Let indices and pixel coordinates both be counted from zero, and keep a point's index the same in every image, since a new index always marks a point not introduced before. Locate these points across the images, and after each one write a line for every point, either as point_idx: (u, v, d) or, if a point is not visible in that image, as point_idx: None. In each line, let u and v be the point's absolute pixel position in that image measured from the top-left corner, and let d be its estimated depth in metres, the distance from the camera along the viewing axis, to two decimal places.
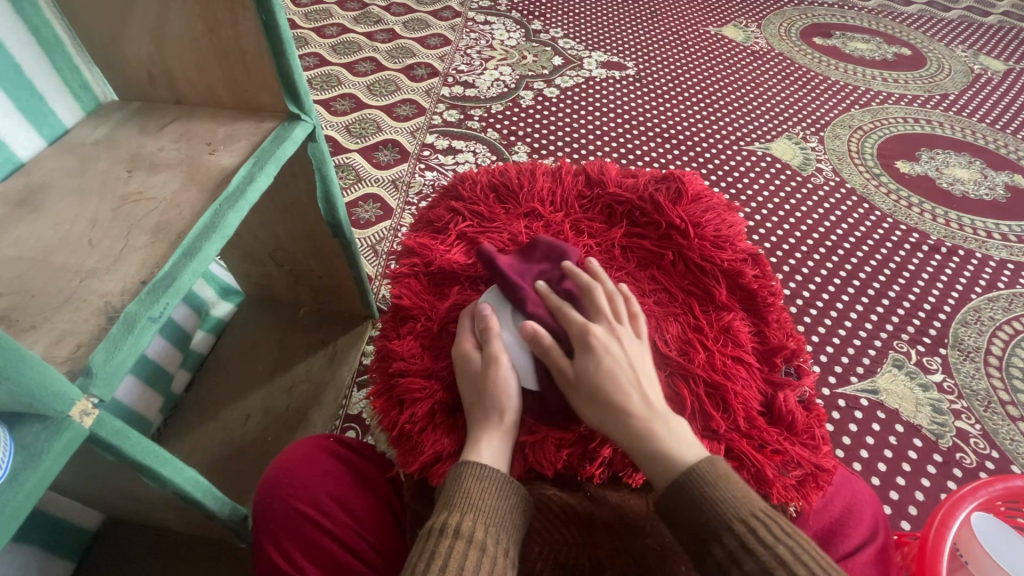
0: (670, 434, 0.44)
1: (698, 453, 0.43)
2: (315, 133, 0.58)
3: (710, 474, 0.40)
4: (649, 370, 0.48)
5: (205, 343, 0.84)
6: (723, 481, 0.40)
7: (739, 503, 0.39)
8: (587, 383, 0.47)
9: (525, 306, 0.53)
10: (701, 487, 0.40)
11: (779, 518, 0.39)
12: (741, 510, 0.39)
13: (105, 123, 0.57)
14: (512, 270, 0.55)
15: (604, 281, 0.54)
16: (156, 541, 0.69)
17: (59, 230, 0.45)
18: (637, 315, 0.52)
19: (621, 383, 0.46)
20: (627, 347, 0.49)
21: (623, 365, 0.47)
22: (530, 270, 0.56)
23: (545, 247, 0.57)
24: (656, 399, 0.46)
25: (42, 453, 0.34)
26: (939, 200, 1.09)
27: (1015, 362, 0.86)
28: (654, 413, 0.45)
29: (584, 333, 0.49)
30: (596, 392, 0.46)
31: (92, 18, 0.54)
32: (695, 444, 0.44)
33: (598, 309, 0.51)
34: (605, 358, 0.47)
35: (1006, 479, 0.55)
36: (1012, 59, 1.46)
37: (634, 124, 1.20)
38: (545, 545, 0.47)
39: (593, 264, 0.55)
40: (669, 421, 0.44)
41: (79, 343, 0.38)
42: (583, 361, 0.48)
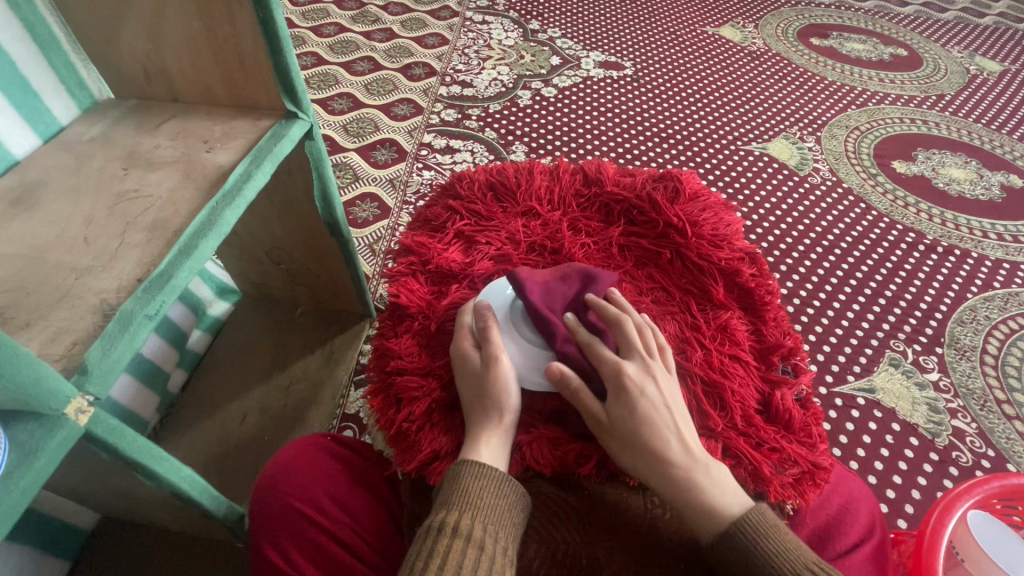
0: (715, 484, 0.43)
1: (743, 502, 0.43)
2: (312, 130, 0.58)
3: (763, 526, 0.41)
4: (683, 410, 0.47)
5: (202, 342, 0.84)
6: (776, 530, 0.41)
7: (794, 558, 0.40)
8: (626, 431, 0.45)
9: (555, 342, 0.51)
10: (755, 540, 0.40)
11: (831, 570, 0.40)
12: (798, 565, 0.39)
13: (102, 120, 0.57)
14: (541, 302, 0.53)
15: (630, 312, 0.52)
16: (152, 542, 0.68)
17: (54, 228, 0.45)
18: (665, 349, 0.51)
19: (661, 431, 0.45)
20: (662, 387, 0.47)
21: (662, 409, 0.46)
22: (559, 300, 0.54)
23: (577, 273, 0.55)
24: (696, 445, 0.45)
25: (37, 451, 0.34)
26: (935, 200, 1.09)
27: (1010, 360, 0.86)
28: (697, 463, 0.44)
29: (618, 375, 0.47)
30: (636, 442, 0.45)
31: (88, 15, 0.54)
32: (737, 491, 0.44)
33: (630, 346, 0.49)
34: (643, 403, 0.46)
35: (1002, 477, 0.55)
36: (1007, 60, 1.46)
37: (632, 124, 1.20)
38: (543, 544, 0.46)
39: (616, 295, 0.54)
40: (712, 468, 0.44)
41: (75, 341, 0.38)
42: (620, 405, 0.46)
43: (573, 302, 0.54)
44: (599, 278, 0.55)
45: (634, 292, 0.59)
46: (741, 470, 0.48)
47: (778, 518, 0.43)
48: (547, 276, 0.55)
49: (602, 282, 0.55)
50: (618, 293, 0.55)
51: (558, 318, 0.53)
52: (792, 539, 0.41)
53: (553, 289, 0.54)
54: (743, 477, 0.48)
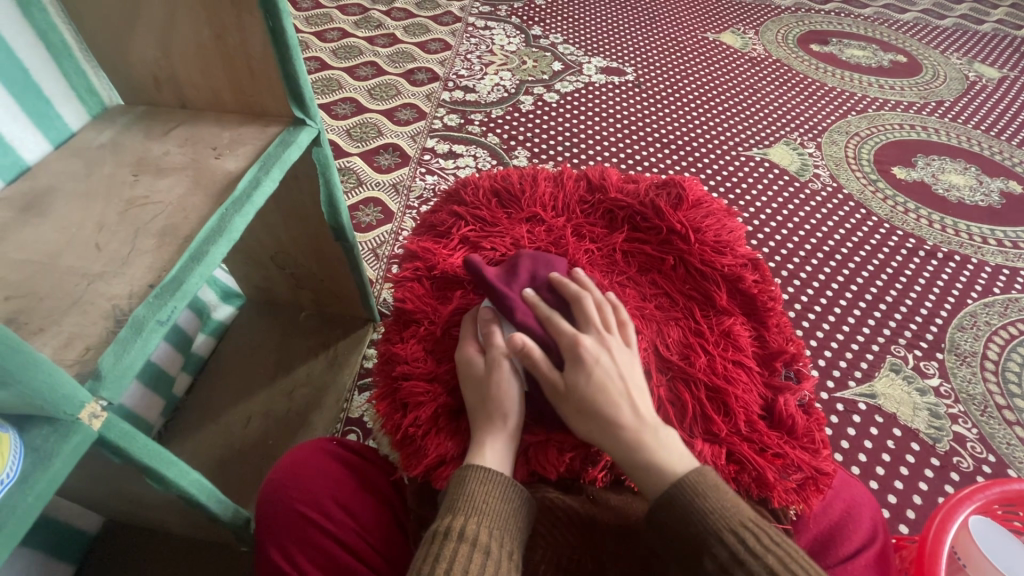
0: (661, 445, 0.44)
1: (688, 464, 0.43)
2: (320, 137, 0.59)
3: (701, 482, 0.41)
4: (638, 380, 0.48)
5: (206, 346, 0.84)
6: (714, 489, 0.41)
7: (728, 515, 0.39)
8: (578, 395, 0.47)
9: (515, 315, 0.52)
10: (692, 497, 0.40)
11: (769, 529, 0.39)
12: (733, 521, 0.39)
13: (111, 127, 0.57)
14: (497, 279, 0.55)
15: (592, 291, 0.54)
16: (155, 546, 0.68)
17: (65, 233, 0.46)
18: (625, 323, 0.52)
19: (612, 395, 0.46)
20: (617, 357, 0.49)
21: (615, 376, 0.47)
22: (517, 278, 0.56)
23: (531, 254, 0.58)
24: (647, 411, 0.46)
25: (52, 455, 0.34)
26: (935, 206, 1.10)
27: (1011, 366, 0.87)
28: (646, 425, 0.45)
29: (575, 345, 0.49)
30: (588, 406, 0.46)
31: (99, 24, 0.55)
32: (684, 454, 0.44)
33: (588, 320, 0.51)
34: (597, 370, 0.48)
35: (1003, 482, 0.56)
36: (1006, 66, 1.47)
37: (633, 129, 1.21)
38: (548, 549, 0.46)
39: (581, 275, 0.56)
40: (659, 432, 0.45)
41: (88, 346, 0.38)
42: (574, 372, 0.48)
43: (532, 281, 0.56)
44: (551, 261, 0.58)
45: (637, 298, 0.59)
46: (744, 475, 0.48)
47: (723, 482, 0.43)
48: (506, 263, 0.58)
49: (554, 265, 0.58)
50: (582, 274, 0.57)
51: (517, 294, 0.54)
52: (730, 499, 0.41)
53: (514, 271, 0.57)
54: (746, 482, 0.48)
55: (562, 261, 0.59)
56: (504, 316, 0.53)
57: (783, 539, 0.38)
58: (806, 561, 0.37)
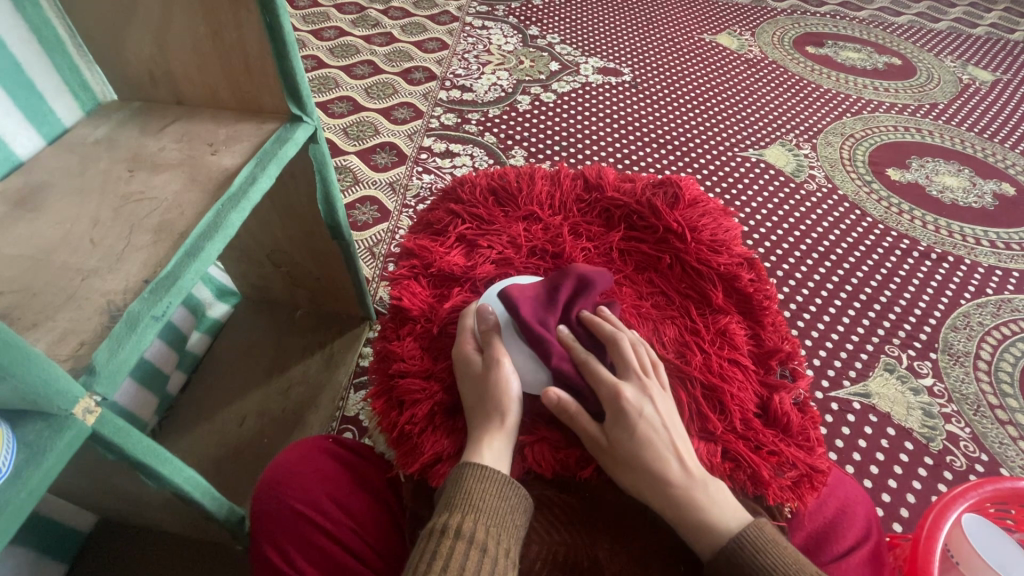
0: (713, 501, 0.43)
1: (740, 517, 0.43)
2: (316, 134, 0.59)
3: (760, 539, 0.41)
4: (680, 428, 0.47)
5: (201, 344, 0.84)
6: (774, 545, 0.41)
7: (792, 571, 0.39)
8: (625, 452, 0.45)
9: (551, 360, 0.51)
10: (753, 556, 0.40)
11: None
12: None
13: (106, 122, 0.57)
14: (534, 317, 0.53)
15: (624, 331, 0.53)
16: (150, 544, 0.68)
17: (60, 229, 0.45)
18: (658, 364, 0.51)
19: (660, 451, 0.45)
20: (659, 406, 0.48)
21: (659, 428, 0.46)
22: (552, 312, 0.54)
23: (567, 283, 0.55)
24: (694, 462, 0.45)
25: (45, 451, 0.34)
26: (928, 207, 1.11)
27: (1003, 366, 0.87)
28: (696, 480, 0.44)
29: (615, 396, 0.48)
30: (637, 464, 0.45)
31: (93, 18, 0.55)
32: (735, 506, 0.44)
33: (626, 365, 0.50)
34: (641, 423, 0.46)
35: (995, 480, 0.56)
36: (999, 69, 1.48)
37: (630, 129, 1.21)
38: (543, 546, 0.46)
39: (607, 313, 0.54)
40: (709, 486, 0.44)
41: (82, 341, 0.38)
42: (618, 427, 0.46)
43: (566, 315, 0.55)
44: (594, 285, 0.56)
45: (634, 296, 0.59)
46: (740, 473, 0.48)
47: (777, 531, 0.43)
48: (537, 291, 0.55)
49: (597, 288, 0.56)
50: (607, 308, 0.56)
51: (552, 333, 0.53)
52: (792, 552, 0.40)
53: (545, 304, 0.54)
54: (742, 480, 0.48)
55: (605, 279, 0.57)
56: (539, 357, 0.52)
57: None
58: None
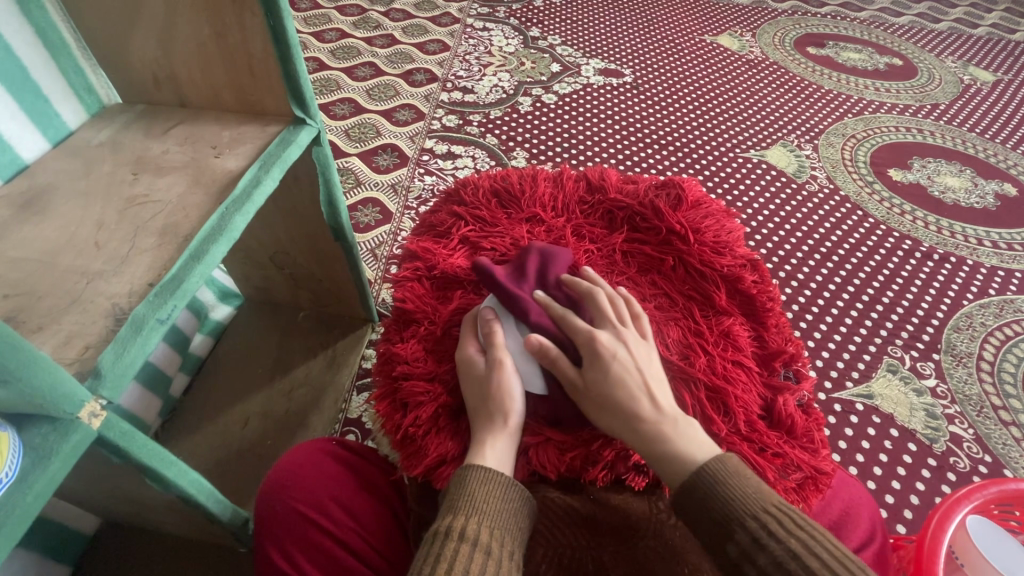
0: (682, 435, 0.44)
1: (709, 450, 0.44)
2: (320, 137, 0.59)
3: (723, 470, 0.41)
4: (656, 372, 0.49)
5: (204, 346, 0.84)
6: (735, 476, 0.41)
7: (751, 497, 0.40)
8: (598, 391, 0.47)
9: (528, 317, 0.53)
10: (713, 485, 0.41)
11: (791, 513, 0.39)
12: (755, 506, 0.39)
13: (110, 125, 0.57)
14: (507, 279, 0.55)
15: (603, 286, 0.55)
16: (153, 547, 0.68)
17: (65, 232, 0.46)
18: (639, 317, 0.53)
19: (631, 389, 0.46)
20: (634, 351, 0.49)
21: (633, 370, 0.48)
22: (527, 278, 0.56)
23: (531, 257, 0.58)
24: (667, 402, 0.46)
25: (52, 454, 0.34)
26: (930, 208, 1.11)
27: (1006, 367, 0.87)
28: (666, 417, 0.45)
29: (590, 340, 0.49)
30: (609, 401, 0.46)
31: (98, 23, 0.55)
32: (707, 442, 0.44)
33: (602, 315, 0.52)
34: (614, 364, 0.48)
35: (1000, 482, 0.56)
36: (1000, 70, 1.48)
37: (631, 130, 1.21)
38: (548, 548, 0.47)
39: (588, 272, 0.56)
40: (680, 422, 0.45)
41: (87, 345, 0.38)
42: (592, 369, 0.48)
43: (542, 281, 0.56)
44: (560, 255, 0.58)
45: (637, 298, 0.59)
46: None
47: (745, 466, 0.43)
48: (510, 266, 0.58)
49: (564, 258, 0.59)
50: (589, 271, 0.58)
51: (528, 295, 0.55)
52: (754, 485, 0.41)
53: (519, 273, 0.57)
54: None
55: (567, 254, 0.59)
56: (516, 316, 0.54)
57: (807, 523, 0.38)
58: (830, 544, 0.37)
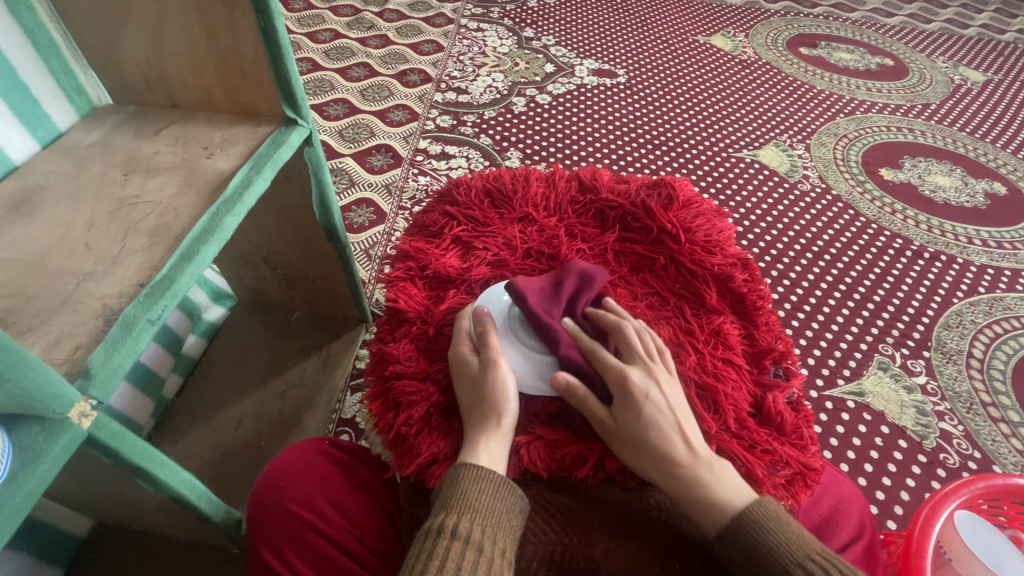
0: (719, 480, 0.45)
1: (745, 495, 0.44)
2: (312, 137, 0.59)
3: (764, 517, 0.42)
4: (686, 410, 0.48)
5: (197, 347, 0.84)
6: (778, 522, 0.42)
7: (794, 546, 0.41)
8: (632, 434, 0.46)
9: (559, 348, 0.52)
10: (756, 532, 0.42)
11: (836, 559, 0.40)
12: (800, 554, 0.40)
13: (100, 126, 0.57)
14: (539, 307, 0.54)
15: (629, 319, 0.54)
16: (146, 549, 0.68)
17: (55, 233, 0.45)
18: (665, 351, 0.52)
19: (666, 432, 0.46)
20: (665, 389, 0.49)
21: (667, 411, 0.47)
22: (557, 303, 0.55)
23: (568, 279, 0.56)
24: (699, 443, 0.46)
25: (41, 454, 0.34)
26: (921, 206, 1.11)
27: (995, 364, 0.88)
28: (701, 461, 0.45)
29: (622, 379, 0.49)
30: (645, 445, 0.46)
31: (88, 23, 0.55)
32: (741, 485, 0.45)
33: (632, 350, 0.51)
34: (648, 406, 0.47)
35: (987, 477, 0.57)
36: (990, 70, 1.50)
37: (625, 131, 1.22)
38: (539, 546, 0.46)
39: (613, 304, 0.55)
40: (714, 465, 0.45)
41: (77, 345, 0.38)
42: (625, 410, 0.47)
43: (571, 307, 0.56)
44: (592, 279, 0.57)
45: (629, 297, 0.60)
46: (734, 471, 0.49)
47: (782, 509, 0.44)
48: (540, 285, 0.56)
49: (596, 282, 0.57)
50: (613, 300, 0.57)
51: (557, 324, 0.54)
52: (794, 530, 0.42)
53: (550, 297, 0.55)
54: None
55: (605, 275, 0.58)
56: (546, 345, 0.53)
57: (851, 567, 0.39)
58: None
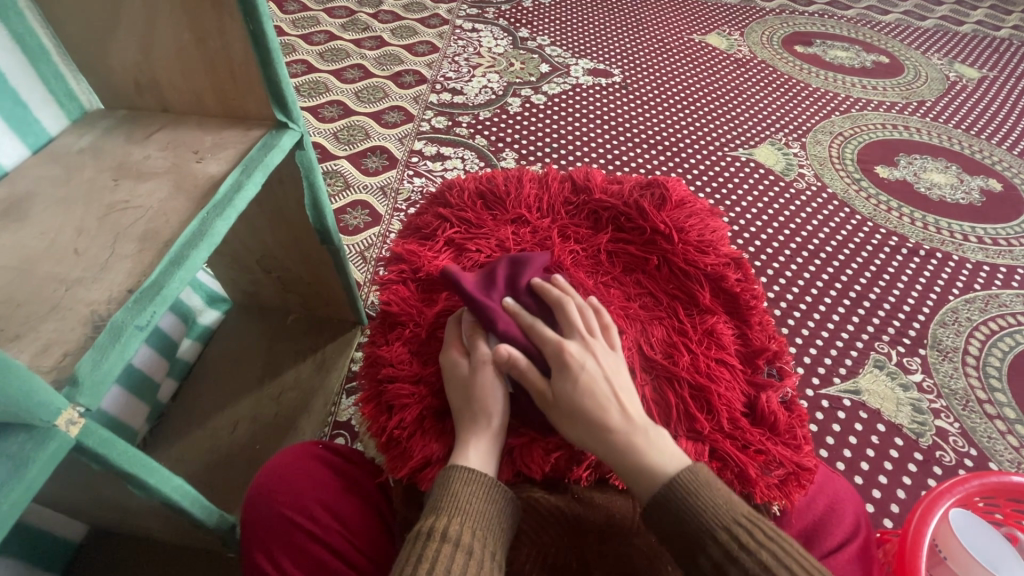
0: (652, 446, 0.44)
1: (679, 462, 0.44)
2: (303, 140, 0.59)
3: (694, 482, 0.42)
4: (626, 383, 0.48)
5: (192, 351, 0.84)
6: (707, 488, 0.41)
7: (721, 510, 0.40)
8: (567, 404, 0.46)
9: (496, 325, 0.51)
10: (685, 498, 0.41)
11: (762, 524, 0.40)
12: (726, 518, 0.40)
13: (91, 131, 0.57)
14: (474, 290, 0.54)
15: (573, 295, 0.54)
16: (140, 554, 0.68)
17: (44, 239, 0.45)
18: (609, 327, 0.52)
19: (600, 401, 0.46)
20: (602, 361, 0.49)
21: (602, 381, 0.47)
22: (497, 285, 0.55)
23: (501, 266, 0.56)
24: (636, 412, 0.46)
25: (29, 462, 0.34)
26: (917, 204, 1.11)
27: (991, 361, 0.88)
28: (635, 428, 0.45)
29: (559, 351, 0.49)
30: (578, 413, 0.46)
31: (78, 28, 0.55)
32: (676, 452, 0.45)
33: (571, 325, 0.51)
34: (583, 375, 0.47)
35: (982, 475, 0.57)
36: (985, 66, 1.50)
37: (620, 130, 1.21)
38: (534, 548, 0.47)
39: (560, 280, 0.55)
40: (649, 432, 0.45)
41: (65, 352, 0.38)
42: (561, 379, 0.47)
43: (512, 287, 0.55)
44: (533, 260, 0.57)
45: (622, 298, 0.60)
46: (728, 472, 0.49)
47: (715, 478, 0.43)
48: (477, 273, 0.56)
49: (538, 263, 0.58)
50: (561, 278, 0.57)
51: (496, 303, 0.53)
52: (725, 496, 0.41)
53: (489, 279, 0.55)
54: (729, 480, 0.48)
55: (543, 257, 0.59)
56: (484, 325, 0.52)
57: (777, 534, 0.39)
58: (798, 554, 0.38)
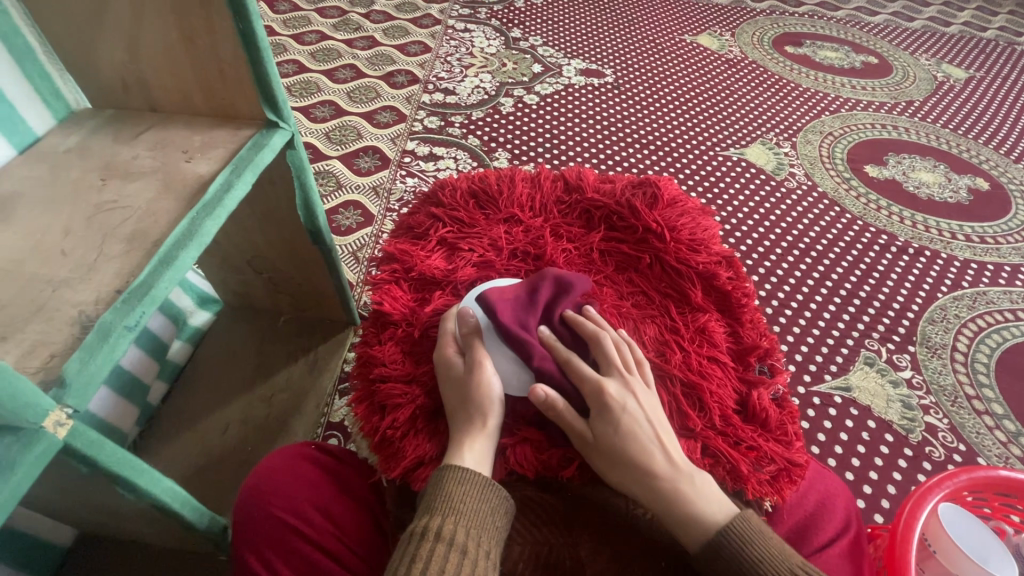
0: (700, 493, 0.44)
1: (727, 510, 0.44)
2: (294, 140, 0.59)
3: (746, 532, 0.42)
4: (665, 423, 0.48)
5: (182, 353, 0.83)
6: (760, 536, 0.42)
7: (777, 559, 0.41)
8: (611, 448, 0.46)
9: (533, 360, 0.50)
10: (740, 548, 0.41)
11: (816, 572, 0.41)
12: (782, 567, 0.41)
13: (77, 130, 0.56)
14: (513, 318, 0.52)
15: (607, 329, 0.53)
16: (130, 558, 0.67)
17: (30, 239, 0.45)
18: (643, 362, 0.52)
19: (645, 445, 0.46)
20: (643, 401, 0.49)
21: (644, 423, 0.47)
22: (533, 313, 0.53)
23: (544, 286, 0.55)
24: (679, 455, 0.46)
25: (15, 464, 0.33)
26: (905, 202, 1.12)
27: (979, 357, 0.89)
28: (681, 474, 0.45)
29: (600, 392, 0.48)
30: (624, 459, 0.45)
31: (63, 27, 0.54)
32: (721, 498, 0.45)
33: (609, 362, 0.51)
34: (626, 418, 0.47)
35: (969, 470, 0.57)
36: (972, 67, 1.51)
37: (612, 130, 1.22)
38: (526, 546, 0.46)
39: (592, 311, 0.55)
40: (695, 477, 0.45)
41: (53, 353, 0.38)
42: (604, 422, 0.47)
43: (548, 315, 0.54)
44: (572, 286, 0.55)
45: (615, 296, 0.60)
46: (719, 469, 0.49)
47: (763, 522, 0.44)
48: (513, 296, 0.54)
49: (576, 289, 0.56)
50: (592, 306, 0.56)
51: (532, 334, 0.52)
52: (775, 543, 0.42)
53: (524, 306, 0.53)
54: (721, 476, 0.49)
55: (584, 283, 0.57)
56: (519, 358, 0.51)
57: None
58: None
